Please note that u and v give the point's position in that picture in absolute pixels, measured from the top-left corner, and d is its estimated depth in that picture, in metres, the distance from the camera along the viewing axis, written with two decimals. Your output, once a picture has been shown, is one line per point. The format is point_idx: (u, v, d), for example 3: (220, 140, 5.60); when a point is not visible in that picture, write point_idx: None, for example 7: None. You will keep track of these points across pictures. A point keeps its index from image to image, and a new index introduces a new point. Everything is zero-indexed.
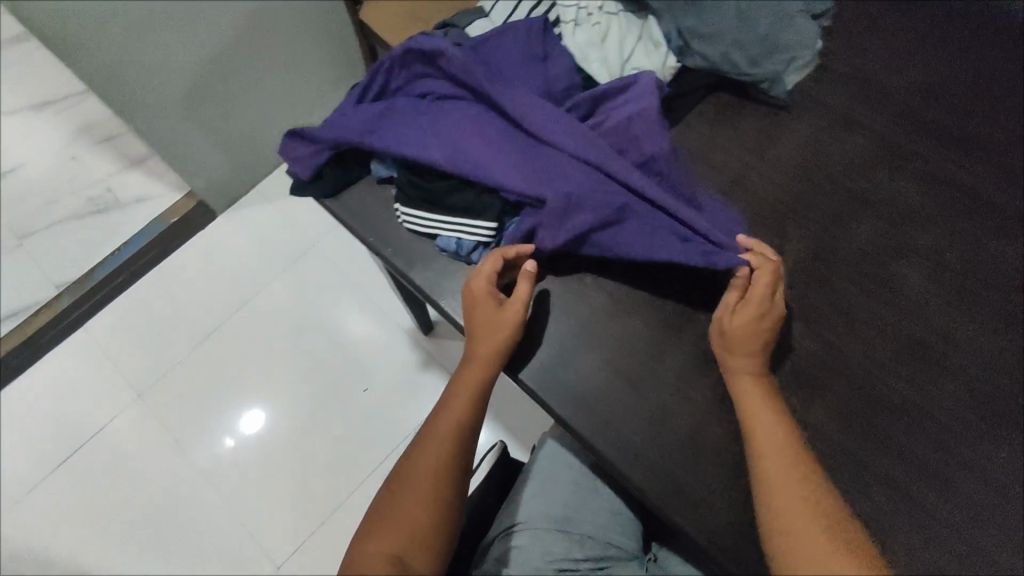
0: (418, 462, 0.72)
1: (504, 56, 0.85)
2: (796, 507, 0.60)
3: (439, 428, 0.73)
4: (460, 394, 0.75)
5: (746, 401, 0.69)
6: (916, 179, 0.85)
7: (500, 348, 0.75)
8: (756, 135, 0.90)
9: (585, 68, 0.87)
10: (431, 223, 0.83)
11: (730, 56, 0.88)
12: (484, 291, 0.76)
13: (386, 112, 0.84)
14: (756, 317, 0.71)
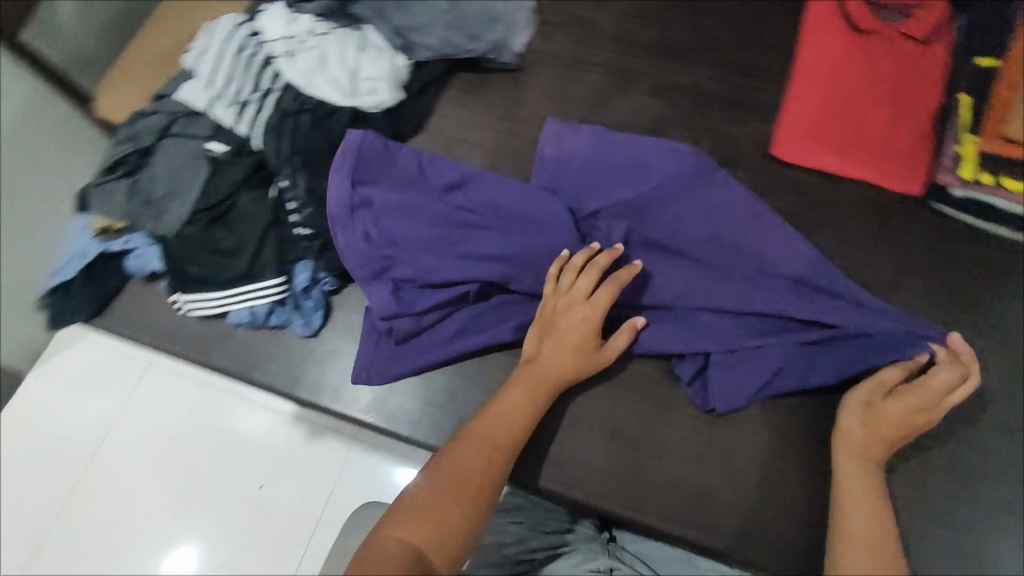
0: (466, 457, 0.64)
1: (476, 193, 0.79)
2: (872, 555, 0.58)
3: (501, 432, 0.66)
4: (515, 404, 0.68)
5: (857, 445, 0.66)
6: (652, 95, 0.92)
7: (563, 378, 0.69)
8: (504, 101, 0.93)
9: (314, 95, 0.84)
10: (214, 302, 0.77)
11: (450, 39, 0.90)
12: (587, 313, 0.69)
13: (431, 332, 0.75)
14: (908, 392, 0.66)
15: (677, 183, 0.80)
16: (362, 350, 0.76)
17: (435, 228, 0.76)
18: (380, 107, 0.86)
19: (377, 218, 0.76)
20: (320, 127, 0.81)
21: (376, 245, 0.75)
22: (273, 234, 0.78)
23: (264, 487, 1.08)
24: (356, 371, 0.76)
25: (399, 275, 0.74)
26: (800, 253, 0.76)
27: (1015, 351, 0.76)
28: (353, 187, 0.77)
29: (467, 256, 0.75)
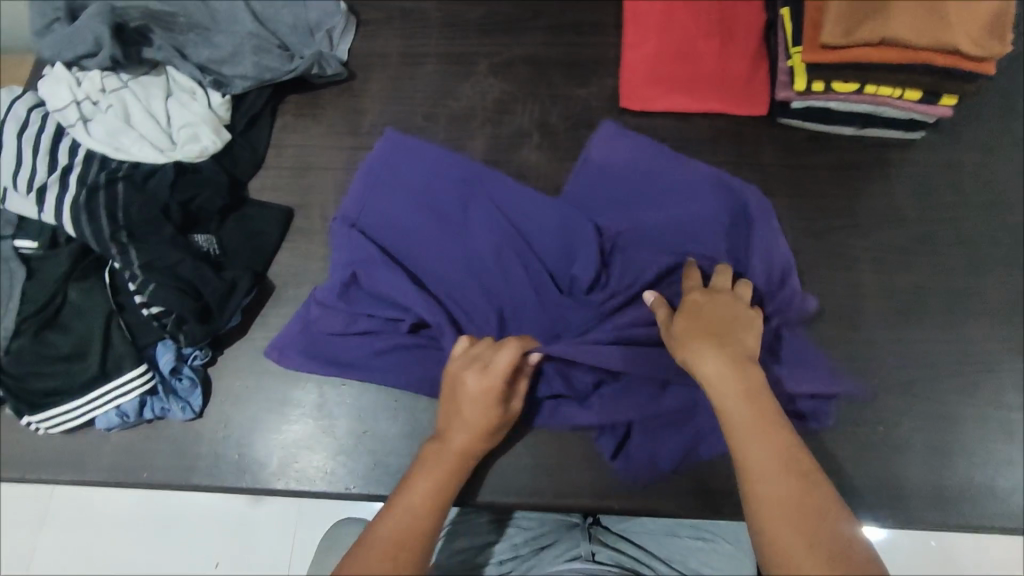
0: (380, 533, 0.57)
1: (503, 200, 0.77)
2: (793, 519, 0.52)
3: (415, 505, 0.59)
4: (424, 479, 0.61)
5: (726, 393, 0.59)
6: (492, 74, 0.90)
7: (478, 445, 0.65)
8: (343, 116, 0.88)
9: (127, 159, 0.76)
10: (74, 412, 0.69)
11: (264, 62, 0.83)
12: (485, 386, 0.64)
13: (343, 331, 0.72)
14: (699, 304, 0.66)
15: (694, 189, 0.78)
16: (285, 328, 0.74)
17: (425, 231, 0.76)
18: (206, 153, 0.78)
19: (374, 228, 0.76)
20: (140, 192, 0.74)
21: (351, 252, 0.72)
22: (116, 322, 0.70)
23: (221, 563, 0.97)
24: (268, 342, 0.75)
25: (362, 278, 0.72)
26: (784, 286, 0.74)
27: (876, 241, 0.80)
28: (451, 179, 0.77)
29: (438, 271, 0.75)
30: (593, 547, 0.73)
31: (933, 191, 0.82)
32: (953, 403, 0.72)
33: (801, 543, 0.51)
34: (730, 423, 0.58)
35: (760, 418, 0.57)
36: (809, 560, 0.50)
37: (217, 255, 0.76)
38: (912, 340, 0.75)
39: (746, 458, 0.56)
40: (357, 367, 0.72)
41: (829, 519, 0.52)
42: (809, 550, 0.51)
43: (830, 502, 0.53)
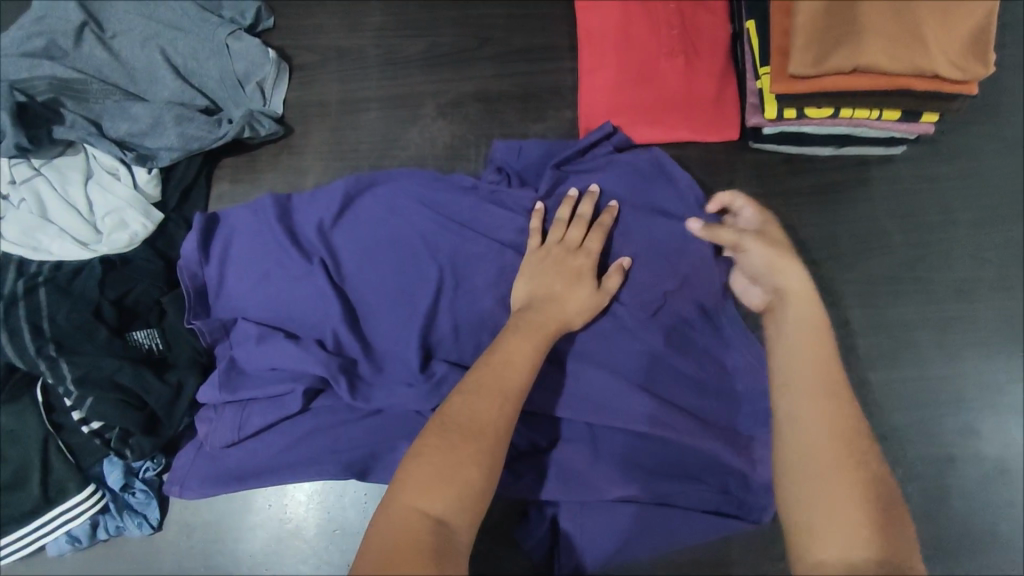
0: (474, 406, 0.54)
1: (361, 229, 0.74)
2: (834, 445, 0.49)
3: (508, 379, 0.56)
4: (518, 350, 0.59)
5: (794, 320, 0.58)
6: (440, 116, 0.83)
7: (565, 321, 0.64)
8: (284, 179, 0.82)
9: (47, 258, 0.70)
10: (20, 540, 0.64)
11: (189, 131, 0.77)
12: (580, 262, 0.67)
13: (238, 438, 0.67)
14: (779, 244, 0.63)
15: (610, 192, 0.74)
16: (179, 458, 0.68)
17: (287, 271, 0.71)
18: (136, 241, 0.72)
19: (236, 294, 0.72)
20: (65, 297, 0.68)
21: (235, 335, 0.70)
22: (55, 442, 0.65)
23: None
24: (168, 474, 0.68)
25: (242, 360, 0.69)
26: (750, 360, 0.69)
27: (862, 273, 0.75)
28: (295, 219, 0.75)
29: (311, 308, 0.70)
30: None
31: (917, 212, 0.77)
32: (950, 446, 0.69)
33: (828, 466, 0.49)
34: (783, 346, 0.57)
35: (819, 350, 0.55)
36: (835, 486, 0.47)
37: (161, 351, 0.71)
38: (906, 380, 0.71)
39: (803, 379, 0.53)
40: (256, 477, 0.66)
41: (865, 450, 0.50)
42: (839, 478, 0.48)
43: (876, 454, 0.50)
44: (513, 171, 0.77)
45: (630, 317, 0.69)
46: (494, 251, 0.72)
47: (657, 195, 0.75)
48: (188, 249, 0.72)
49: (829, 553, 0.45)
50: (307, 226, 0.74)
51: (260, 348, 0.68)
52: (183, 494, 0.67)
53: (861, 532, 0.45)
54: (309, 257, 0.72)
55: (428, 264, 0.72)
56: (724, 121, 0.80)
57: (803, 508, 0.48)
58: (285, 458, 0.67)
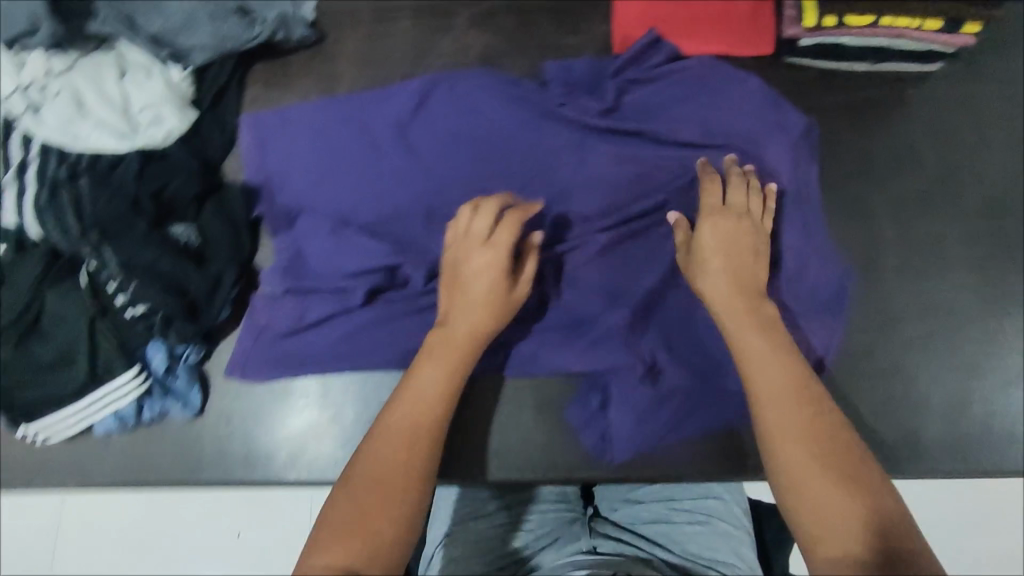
0: (382, 453, 0.55)
1: (436, 125, 0.77)
2: (811, 445, 0.52)
3: (419, 429, 0.58)
4: (428, 386, 0.60)
5: (744, 345, 0.59)
6: (474, 25, 0.82)
7: (480, 334, 0.64)
8: (317, 85, 0.82)
9: (84, 148, 0.70)
10: (72, 417, 0.68)
11: (223, 30, 0.76)
12: (491, 257, 0.65)
13: (301, 326, 0.71)
14: (728, 229, 0.66)
15: (669, 106, 0.77)
16: (238, 343, 0.72)
17: (355, 169, 0.76)
18: (170, 138, 0.73)
19: (301, 188, 0.75)
20: (103, 187, 0.68)
21: (300, 227, 0.73)
22: (102, 324, 0.67)
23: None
24: (228, 363, 0.72)
25: (308, 251, 0.72)
26: (786, 262, 0.71)
27: (893, 185, 0.75)
28: (358, 121, 0.78)
29: (395, 201, 0.74)
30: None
31: (955, 131, 0.76)
32: (972, 350, 0.71)
33: (810, 466, 0.50)
34: (746, 362, 0.58)
35: (772, 356, 0.57)
36: (820, 484, 0.49)
37: (197, 246, 0.71)
38: (934, 292, 0.71)
39: (754, 369, 0.57)
40: (320, 362, 0.71)
41: (837, 443, 0.52)
42: (827, 482, 0.50)
43: (850, 440, 0.53)
44: (564, 75, 0.78)
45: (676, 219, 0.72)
46: (537, 160, 0.76)
47: (704, 105, 0.77)
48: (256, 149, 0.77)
49: (836, 555, 0.47)
50: (372, 127, 0.77)
51: (330, 238, 0.71)
52: (247, 376, 0.71)
53: (853, 524, 0.47)
54: (375, 157, 0.76)
55: (484, 166, 0.76)
56: (764, 33, 0.79)
57: (804, 516, 0.49)
58: (345, 347, 0.70)
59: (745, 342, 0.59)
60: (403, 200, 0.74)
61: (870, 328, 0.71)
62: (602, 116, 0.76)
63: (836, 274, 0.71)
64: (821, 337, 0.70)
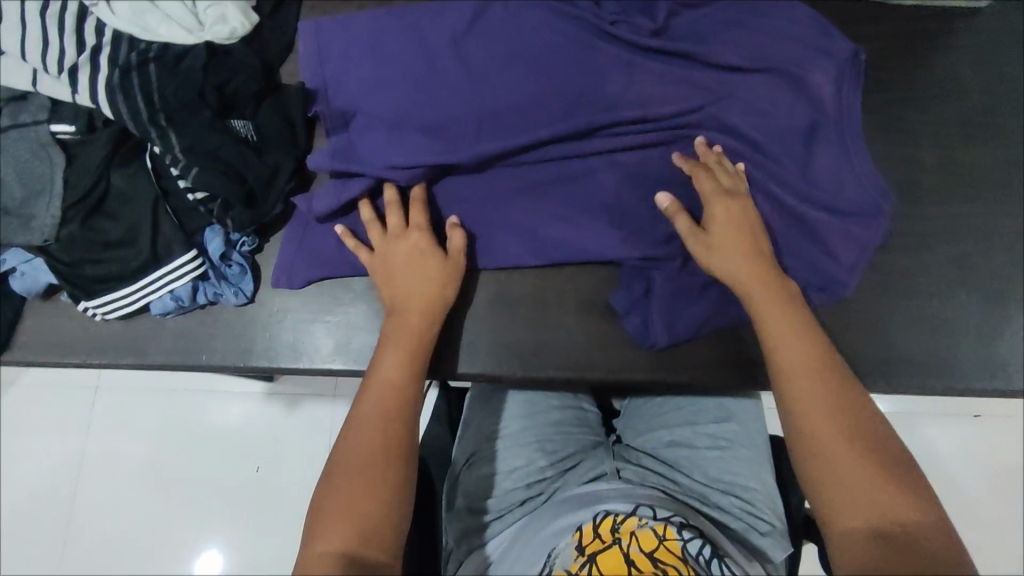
0: (360, 439, 0.60)
1: (489, 39, 0.78)
2: (840, 423, 0.56)
3: (389, 402, 0.62)
4: (395, 362, 0.65)
5: (772, 322, 0.62)
6: None
7: (429, 318, 0.68)
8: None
9: (155, 39, 0.73)
10: (130, 296, 0.70)
11: None
12: (410, 244, 0.69)
13: (335, 214, 0.72)
14: (732, 209, 0.67)
15: (720, 29, 0.77)
16: (286, 232, 0.74)
17: (407, 75, 0.77)
18: (235, 36, 0.76)
19: (354, 90, 0.77)
20: (170, 75, 0.71)
21: (353, 126, 0.76)
22: (165, 207, 0.70)
23: (262, 467, 1.16)
24: (276, 266, 0.74)
25: (358, 145, 0.74)
26: (824, 182, 0.73)
27: (935, 116, 0.76)
28: (411, 29, 0.79)
29: (447, 110, 0.76)
30: (618, 464, 0.73)
31: (996, 63, 0.77)
32: (1007, 276, 0.72)
33: (839, 444, 0.56)
34: (775, 341, 0.61)
35: (804, 336, 0.61)
36: (849, 462, 0.55)
37: (255, 141, 0.74)
38: (969, 216, 0.73)
39: (797, 380, 0.59)
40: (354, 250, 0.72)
41: (865, 421, 0.57)
42: (855, 461, 0.55)
43: (875, 417, 0.58)
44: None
45: (721, 135, 0.74)
46: (588, 74, 0.76)
47: (757, 27, 0.76)
48: (310, 50, 0.78)
49: (857, 526, 0.53)
50: (424, 35, 0.78)
51: (383, 137, 0.74)
52: (283, 262, 0.74)
53: (881, 497, 0.53)
54: (427, 64, 0.77)
55: (535, 77, 0.76)
56: None
57: (828, 489, 0.55)
58: (377, 235, 0.72)
59: (776, 318, 0.62)
60: (454, 107, 0.76)
61: (904, 250, 0.73)
62: (652, 34, 0.77)
63: (879, 197, 0.72)
64: (862, 252, 0.70)
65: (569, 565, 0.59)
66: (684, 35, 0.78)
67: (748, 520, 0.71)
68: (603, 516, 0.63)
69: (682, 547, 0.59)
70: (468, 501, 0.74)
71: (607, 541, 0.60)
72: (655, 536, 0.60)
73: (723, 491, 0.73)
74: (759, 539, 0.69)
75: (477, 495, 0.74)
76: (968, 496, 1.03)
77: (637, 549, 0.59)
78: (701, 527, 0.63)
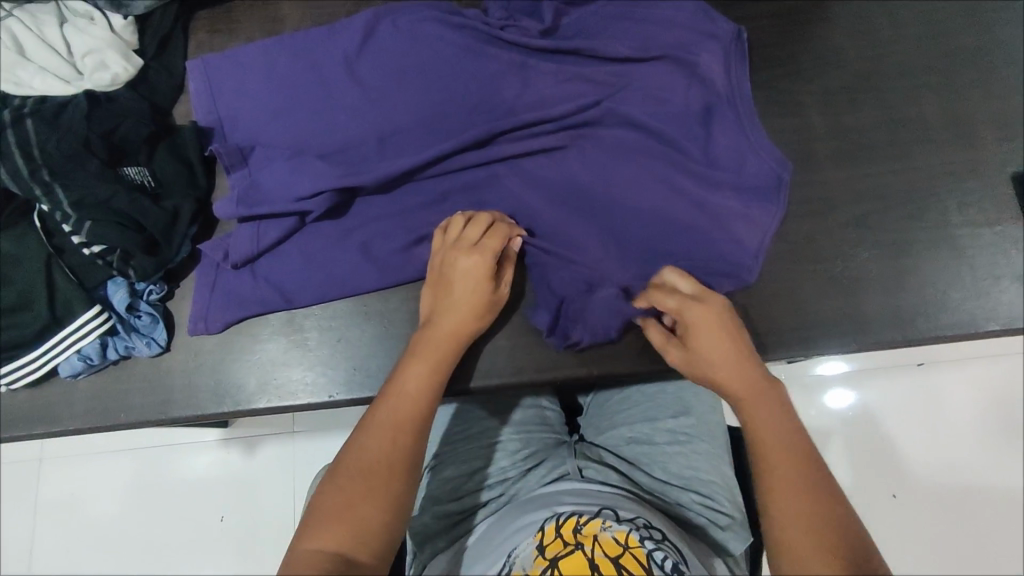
0: (349, 479, 0.57)
1: (380, 58, 0.77)
2: (810, 507, 0.52)
3: (386, 444, 0.58)
4: (399, 405, 0.61)
5: (751, 401, 0.60)
6: None
7: (461, 335, 0.67)
8: (261, 29, 0.83)
9: (31, 93, 0.71)
10: (35, 361, 0.67)
11: None
12: (477, 262, 0.67)
13: (248, 257, 0.71)
14: (700, 323, 0.64)
15: (607, 23, 0.79)
16: (200, 269, 0.73)
17: (301, 101, 0.76)
18: (118, 82, 0.73)
19: (249, 124, 0.76)
20: (51, 128, 0.68)
21: (249, 158, 0.74)
22: (61, 265, 0.67)
23: (226, 516, 1.12)
24: (192, 313, 0.72)
25: (257, 179, 0.73)
26: (725, 161, 0.74)
27: (820, 85, 0.79)
28: (301, 54, 0.78)
29: (346, 133, 0.75)
30: (581, 463, 0.73)
31: (871, 27, 0.81)
32: (905, 229, 0.75)
33: (803, 523, 0.52)
34: (755, 417, 0.59)
35: (787, 423, 0.58)
36: (807, 540, 0.51)
37: (153, 187, 0.71)
38: (865, 176, 0.76)
39: (768, 455, 0.56)
40: (271, 288, 0.72)
41: (839, 518, 0.52)
42: (816, 543, 0.51)
43: (850, 520, 0.52)
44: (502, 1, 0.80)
45: (618, 127, 0.75)
46: (483, 81, 0.77)
47: (642, 17, 0.78)
48: (198, 86, 0.77)
49: None
50: (313, 59, 0.78)
51: (280, 166, 0.72)
52: (200, 309, 0.72)
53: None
54: (320, 88, 0.77)
55: (431, 90, 0.76)
56: None
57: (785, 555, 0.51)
58: (294, 271, 0.72)
59: (757, 402, 0.59)
60: (353, 128, 0.75)
61: (806, 217, 0.75)
62: (541, 36, 0.78)
63: (778, 165, 0.73)
64: (765, 224, 0.72)
65: (530, 567, 0.58)
66: (573, 33, 0.80)
67: (708, 514, 0.70)
68: (567, 517, 0.61)
69: (647, 556, 0.56)
70: (430, 506, 0.72)
71: (571, 544, 0.58)
72: (620, 545, 0.57)
73: (682, 487, 0.73)
74: (719, 534, 0.69)
75: (443, 498, 0.72)
76: (918, 444, 1.06)
77: (601, 555, 0.56)
78: (664, 531, 0.62)
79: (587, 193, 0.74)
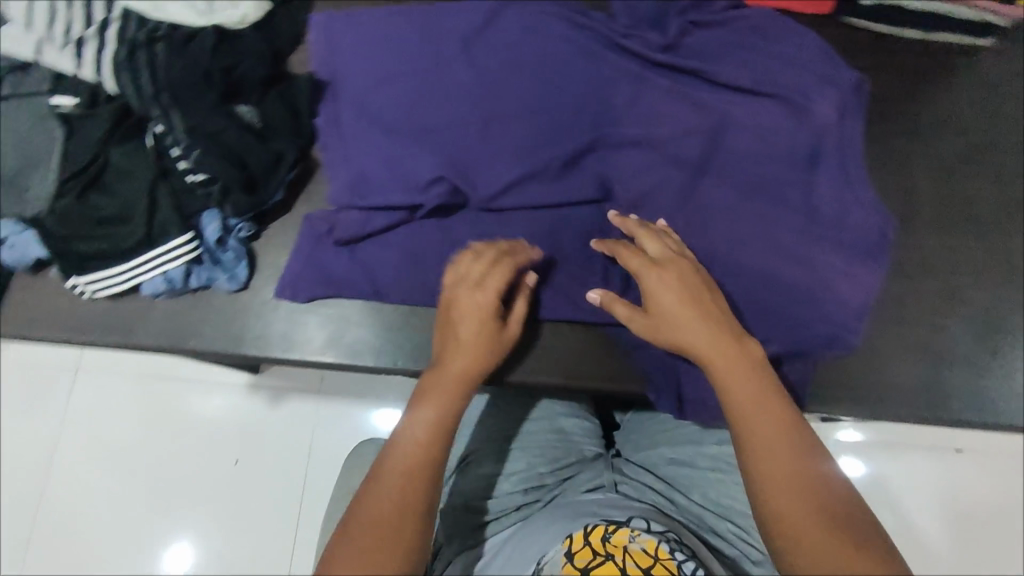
0: (363, 532, 0.54)
1: (499, 44, 0.78)
2: (820, 517, 0.51)
3: (400, 496, 0.56)
4: (409, 449, 0.58)
5: (740, 394, 0.58)
6: None
7: (474, 376, 0.64)
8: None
9: (164, 18, 0.72)
10: (121, 275, 0.69)
11: None
12: (482, 301, 0.65)
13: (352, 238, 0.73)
14: (664, 287, 0.63)
15: (729, 49, 0.78)
16: (301, 236, 0.73)
17: (414, 71, 0.77)
18: (247, 21, 0.75)
19: (359, 84, 0.77)
20: (177, 55, 0.70)
21: (354, 117, 0.75)
22: (163, 189, 0.69)
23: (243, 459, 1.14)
24: (280, 282, 0.73)
25: (360, 141, 0.74)
26: (825, 208, 0.73)
27: (933, 149, 0.77)
28: (422, 27, 0.79)
29: (453, 111, 0.76)
30: (616, 477, 0.74)
31: (994, 100, 0.79)
32: (996, 310, 0.73)
33: (814, 534, 0.50)
34: (738, 411, 0.57)
35: (776, 414, 0.56)
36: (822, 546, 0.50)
37: (260, 128, 0.72)
38: (964, 249, 0.74)
39: (762, 458, 0.54)
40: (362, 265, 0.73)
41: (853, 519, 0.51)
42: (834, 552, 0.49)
43: (862, 517, 0.52)
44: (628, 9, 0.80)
45: (723, 154, 0.74)
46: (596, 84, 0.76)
47: (766, 50, 0.77)
48: (318, 40, 0.79)
49: None
50: (433, 33, 0.78)
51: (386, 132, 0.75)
52: (290, 270, 0.73)
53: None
54: (435, 61, 0.78)
55: (543, 84, 0.77)
56: None
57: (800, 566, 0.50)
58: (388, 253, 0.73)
59: (745, 395, 0.57)
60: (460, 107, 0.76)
61: (896, 277, 0.74)
62: (661, 50, 0.78)
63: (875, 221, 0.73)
64: (854, 278, 0.71)
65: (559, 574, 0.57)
66: (694, 53, 0.79)
67: (742, 547, 0.70)
68: (594, 525, 0.60)
69: (678, 568, 0.56)
70: (464, 497, 0.72)
71: (601, 554, 0.57)
72: (650, 556, 0.56)
73: (719, 515, 0.72)
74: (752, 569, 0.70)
75: (480, 487, 0.73)
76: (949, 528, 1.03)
77: (634, 565, 0.56)
78: (692, 548, 0.62)
79: (680, 212, 0.73)
